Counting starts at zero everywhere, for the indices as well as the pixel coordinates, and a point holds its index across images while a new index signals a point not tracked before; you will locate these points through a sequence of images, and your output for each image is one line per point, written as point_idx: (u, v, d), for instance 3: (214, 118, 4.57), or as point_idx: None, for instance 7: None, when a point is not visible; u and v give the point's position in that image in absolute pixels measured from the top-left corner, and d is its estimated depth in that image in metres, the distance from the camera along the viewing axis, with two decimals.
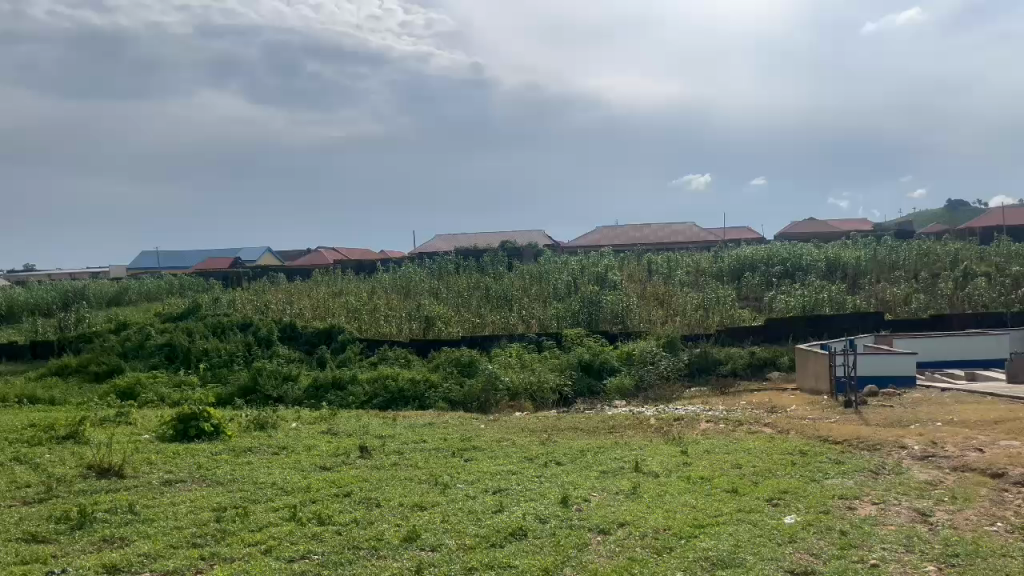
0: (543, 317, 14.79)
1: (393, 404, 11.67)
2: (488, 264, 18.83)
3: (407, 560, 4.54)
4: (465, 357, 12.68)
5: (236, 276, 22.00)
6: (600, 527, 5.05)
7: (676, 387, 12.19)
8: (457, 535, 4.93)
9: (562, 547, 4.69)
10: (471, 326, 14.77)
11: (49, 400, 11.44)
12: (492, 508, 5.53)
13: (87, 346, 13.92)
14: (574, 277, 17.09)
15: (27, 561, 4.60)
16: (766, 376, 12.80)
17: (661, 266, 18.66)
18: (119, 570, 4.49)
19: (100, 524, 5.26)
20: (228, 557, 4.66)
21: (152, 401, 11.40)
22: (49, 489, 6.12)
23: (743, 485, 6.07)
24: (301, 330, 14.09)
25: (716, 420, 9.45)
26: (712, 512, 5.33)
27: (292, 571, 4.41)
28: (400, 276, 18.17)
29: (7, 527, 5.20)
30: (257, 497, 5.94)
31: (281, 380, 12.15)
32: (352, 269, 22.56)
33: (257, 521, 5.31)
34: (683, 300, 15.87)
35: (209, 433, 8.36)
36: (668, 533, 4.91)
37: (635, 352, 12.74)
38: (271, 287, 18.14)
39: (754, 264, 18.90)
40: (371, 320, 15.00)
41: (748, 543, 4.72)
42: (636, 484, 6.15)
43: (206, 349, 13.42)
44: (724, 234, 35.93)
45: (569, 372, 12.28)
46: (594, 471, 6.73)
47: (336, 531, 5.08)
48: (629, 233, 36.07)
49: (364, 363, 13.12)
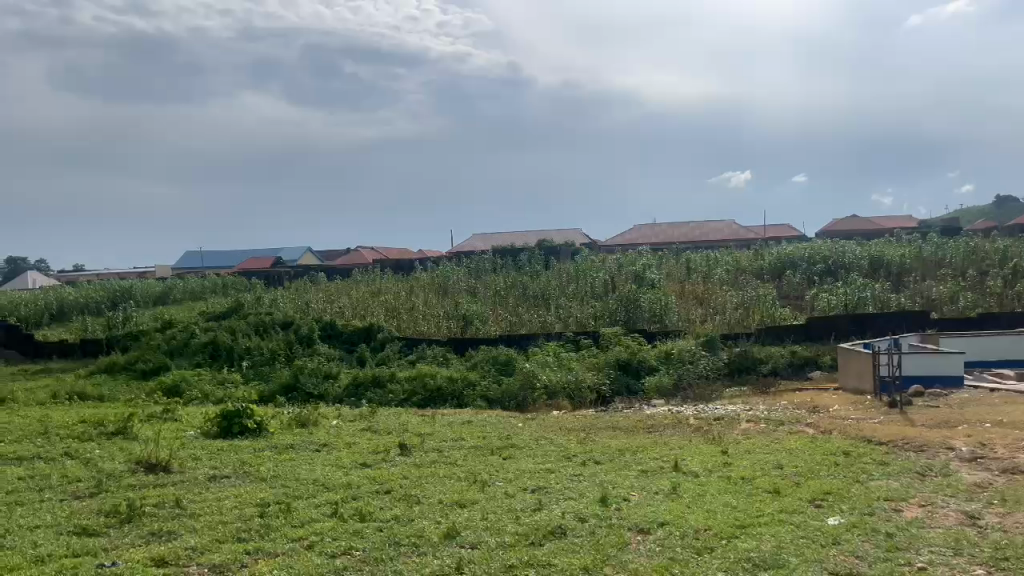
0: (581, 317, 14.73)
1: (431, 403, 11.74)
2: (526, 263, 18.80)
3: (448, 557, 4.56)
4: (503, 356, 12.71)
5: (276, 277, 22.26)
6: (640, 527, 5.03)
7: (715, 386, 12.07)
8: (496, 533, 4.95)
9: (601, 547, 4.68)
10: (509, 325, 14.77)
11: (97, 397, 11.73)
12: (531, 506, 5.53)
13: (134, 343, 14.25)
14: (612, 275, 16.98)
15: (77, 554, 4.72)
16: (808, 375, 12.60)
17: (700, 265, 18.46)
18: (167, 563, 4.60)
19: (148, 519, 5.38)
20: (272, 552, 4.74)
21: (196, 399, 11.62)
22: (99, 484, 6.28)
23: (786, 485, 6.00)
24: (341, 329, 14.24)
25: (756, 420, 9.32)
26: (754, 513, 5.27)
27: (335, 567, 4.45)
28: (438, 275, 18.23)
29: (59, 521, 5.34)
30: (301, 492, 6.03)
31: (321, 378, 12.31)
32: (391, 269, 22.73)
33: (299, 516, 5.38)
34: (722, 300, 15.68)
35: (252, 430, 8.52)
36: (708, 534, 4.87)
37: (674, 352, 12.64)
38: (311, 287, 18.36)
39: (795, 262, 18.60)
40: (409, 320, 15.09)
41: (792, 544, 4.66)
42: (677, 484, 6.11)
43: (249, 348, 13.63)
44: (765, 232, 35.44)
45: (607, 372, 12.22)
46: (634, 471, 6.69)
47: (377, 528, 5.13)
48: (666, 232, 35.78)
49: (403, 362, 13.19)
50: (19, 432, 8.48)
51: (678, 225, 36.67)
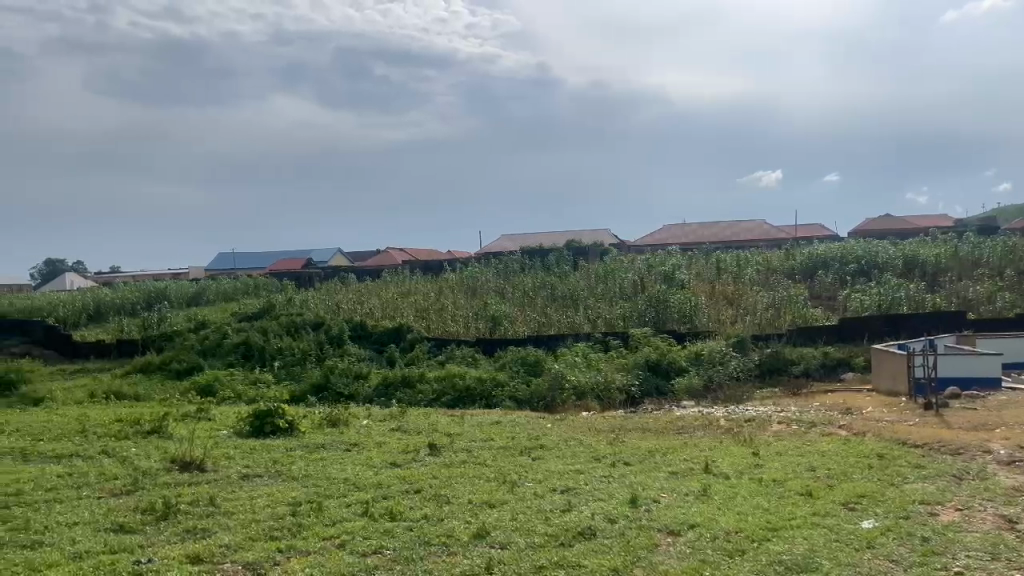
0: (610, 317, 14.69)
1: (460, 403, 11.78)
2: (554, 264, 18.79)
3: (477, 557, 4.58)
4: (531, 357, 12.72)
5: (307, 278, 22.40)
6: (670, 528, 5.01)
7: (746, 387, 11.96)
8: (526, 534, 4.96)
9: (632, 548, 4.67)
10: (537, 325, 14.77)
11: (133, 396, 11.94)
12: (560, 507, 5.53)
13: (169, 344, 14.48)
14: (641, 276, 16.91)
15: (115, 551, 4.82)
16: (840, 377, 12.45)
17: (730, 265, 18.32)
18: (201, 560, 4.67)
19: (183, 516, 5.47)
20: (304, 550, 4.79)
21: (229, 398, 11.79)
22: (135, 481, 6.39)
23: (819, 488, 5.93)
24: (370, 330, 14.35)
25: (788, 421, 9.24)
26: (786, 515, 5.23)
27: (366, 566, 4.49)
28: (466, 276, 18.29)
29: (97, 518, 5.44)
30: (332, 492, 6.09)
31: (351, 378, 12.41)
32: (421, 270, 22.86)
33: (331, 515, 5.43)
34: (752, 300, 15.53)
35: (283, 430, 8.62)
36: (740, 536, 4.84)
37: (704, 352, 12.56)
38: (341, 287, 18.52)
39: (827, 262, 18.37)
40: (438, 320, 15.16)
41: (826, 547, 4.61)
42: (707, 486, 6.07)
43: (280, 348, 13.79)
44: (796, 232, 35.06)
45: (636, 372, 12.17)
46: (663, 472, 6.66)
47: (407, 528, 5.16)
48: (696, 232, 35.55)
49: (432, 363, 13.25)
50: (58, 430, 8.67)
51: (708, 225, 36.39)
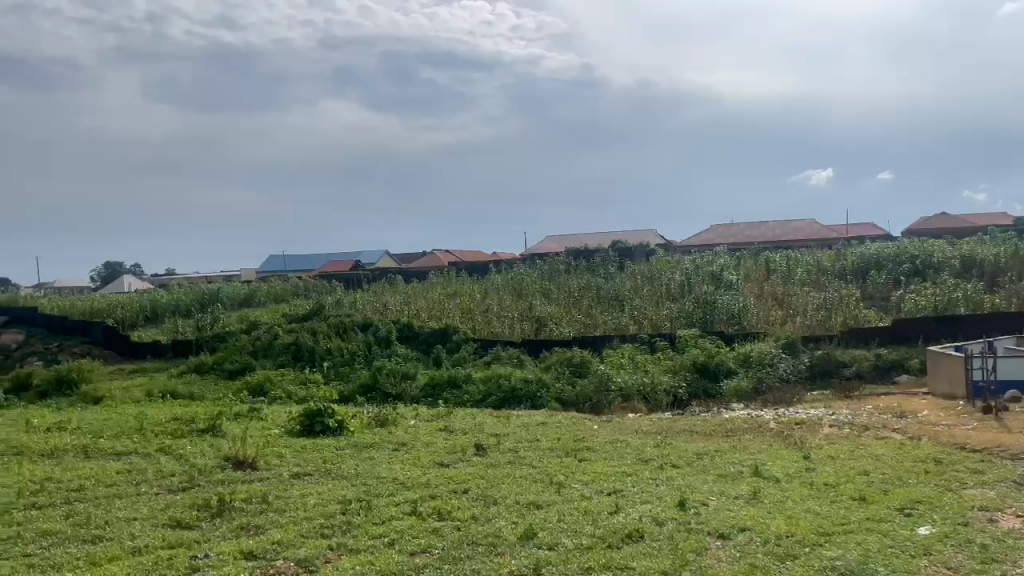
0: (656, 318, 14.59)
1: (506, 403, 11.82)
2: (600, 265, 18.73)
3: (525, 558, 4.59)
4: (577, 357, 12.70)
5: (355, 280, 22.67)
6: (719, 532, 4.96)
7: (797, 389, 11.74)
8: (574, 535, 4.96)
9: (681, 551, 4.64)
10: (583, 326, 14.73)
11: (187, 395, 12.24)
12: (607, 509, 5.51)
13: (222, 345, 14.82)
14: (688, 276, 16.75)
15: (173, 546, 4.95)
16: (894, 380, 12.15)
17: (780, 265, 18.05)
18: (255, 556, 4.76)
19: (237, 513, 5.60)
20: (354, 548, 4.86)
21: (280, 398, 12.01)
22: (191, 479, 6.55)
23: (873, 493, 5.80)
24: (418, 330, 14.48)
25: (840, 425, 9.06)
26: (839, 520, 5.13)
27: (415, 564, 4.54)
28: (512, 277, 18.36)
29: (154, 513, 5.60)
30: (380, 490, 6.16)
31: (399, 378, 12.53)
32: (466, 271, 23.03)
33: (381, 514, 5.50)
34: (802, 300, 15.26)
35: (333, 429, 8.75)
36: (791, 540, 4.77)
37: (753, 354, 12.39)
38: (389, 288, 18.73)
39: (881, 262, 17.96)
40: (484, 320, 15.25)
41: (880, 553, 4.52)
42: (757, 489, 5.99)
43: (330, 348, 14.01)
44: (848, 232, 34.38)
45: (683, 374, 12.07)
46: (713, 475, 6.60)
47: (455, 527, 5.19)
48: (743, 232, 35.13)
49: (478, 363, 13.32)
50: (118, 428, 8.93)
51: (756, 225, 35.86)
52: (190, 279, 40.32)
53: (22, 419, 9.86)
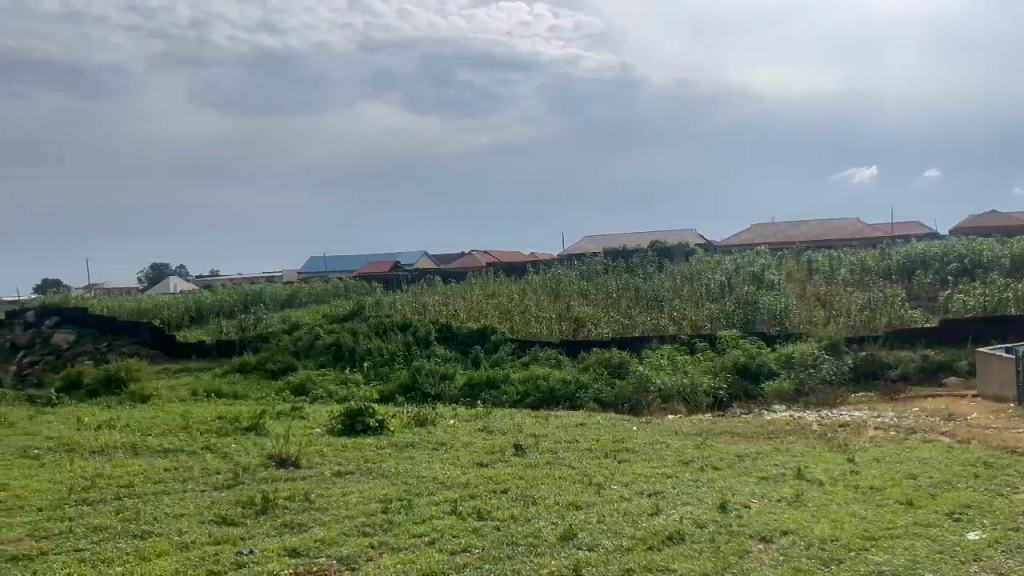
0: (696, 318, 14.47)
1: (545, 403, 11.83)
2: (639, 265, 18.63)
3: (566, 558, 4.59)
4: (616, 358, 12.66)
5: (394, 280, 22.87)
6: (762, 535, 4.91)
7: (840, 390, 11.54)
8: (614, 536, 4.94)
9: (723, 554, 4.60)
10: (622, 327, 14.66)
11: (232, 394, 12.47)
12: (647, 511, 5.48)
13: (264, 345, 15.05)
14: (729, 276, 16.58)
15: (219, 542, 5.04)
16: (942, 381, 11.87)
17: (822, 265, 17.77)
18: (298, 553, 4.83)
19: (280, 510, 5.68)
20: (395, 547, 4.90)
21: (321, 398, 12.15)
22: (235, 477, 6.67)
23: (920, 497, 5.68)
24: (456, 331, 14.54)
25: (886, 427, 8.89)
26: (885, 524, 5.04)
27: (456, 564, 4.57)
28: (550, 277, 18.38)
29: (201, 510, 5.71)
30: (421, 489, 6.21)
31: (438, 378, 12.61)
32: (504, 271, 23.11)
33: (422, 513, 5.54)
34: (846, 301, 15.01)
35: (373, 428, 8.83)
36: (836, 545, 4.70)
37: (795, 355, 12.22)
38: (428, 288, 18.87)
39: (927, 262, 17.58)
40: (523, 321, 15.28)
41: (928, 559, 4.44)
42: (800, 492, 5.92)
43: (370, 348, 14.15)
44: (892, 231, 33.71)
45: (724, 375, 11.95)
46: (754, 477, 6.53)
47: (495, 527, 5.21)
48: (784, 232, 34.69)
49: (517, 363, 13.33)
50: (165, 426, 9.13)
51: (798, 224, 35.30)
52: (233, 278, 42.80)
53: (74, 417, 10.13)
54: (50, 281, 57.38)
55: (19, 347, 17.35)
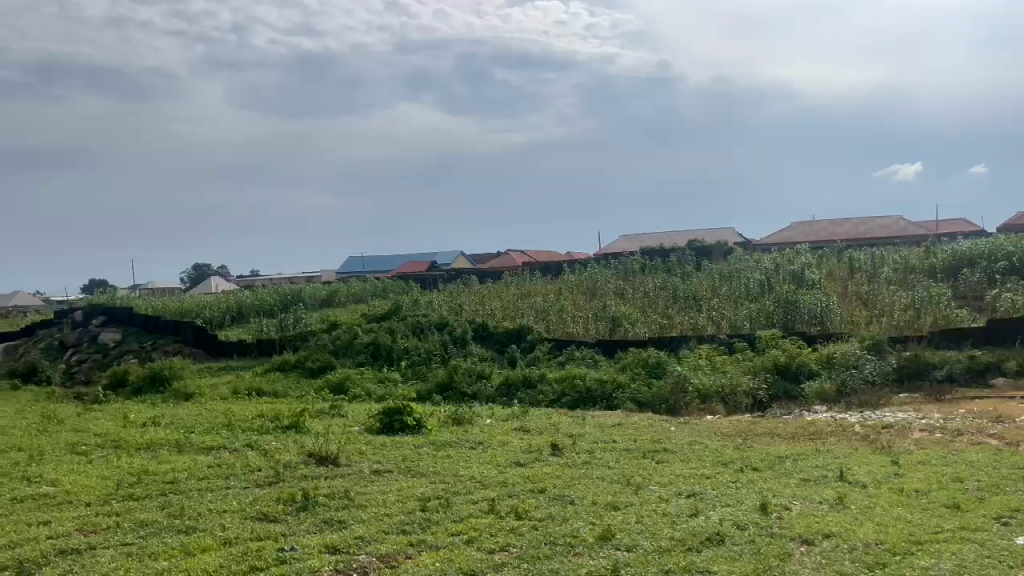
0: (734, 318, 14.32)
1: (581, 403, 11.80)
2: (676, 264, 18.47)
3: (604, 559, 4.57)
4: (653, 358, 12.57)
5: (432, 279, 23.00)
6: (804, 537, 4.84)
7: (883, 391, 11.32)
8: (652, 537, 4.91)
9: (764, 556, 4.55)
10: (659, 326, 14.55)
11: (272, 392, 12.64)
12: (686, 512, 5.44)
13: (304, 344, 15.24)
14: (768, 275, 16.37)
15: (261, 538, 5.12)
16: (989, 382, 11.57)
17: (864, 263, 17.47)
18: (338, 550, 4.88)
19: (320, 507, 5.75)
20: (434, 545, 4.92)
21: (359, 396, 12.28)
22: (277, 474, 6.77)
23: (967, 500, 5.56)
24: (492, 330, 14.57)
25: (931, 430, 8.69)
26: (931, 528, 4.94)
27: (493, 563, 4.58)
28: (586, 276, 18.32)
29: (243, 506, 5.80)
30: (458, 488, 6.23)
31: (475, 378, 12.65)
32: (540, 270, 23.13)
33: (459, 511, 5.57)
34: (889, 300, 14.71)
35: (411, 427, 8.90)
36: (880, 548, 4.62)
37: (837, 355, 12.04)
38: (465, 288, 18.95)
39: (974, 260, 17.17)
40: (559, 320, 15.25)
41: (976, 564, 4.33)
42: (843, 494, 5.82)
43: (407, 348, 14.23)
44: (938, 229, 33.01)
45: (763, 375, 11.81)
46: (795, 479, 6.44)
47: (532, 527, 5.20)
48: (826, 230, 34.17)
49: (553, 363, 13.31)
50: (208, 423, 9.30)
51: (839, 222, 34.70)
52: (272, 278, 43.47)
53: (120, 414, 10.38)
54: (96, 281, 58.91)
55: (67, 346, 17.81)
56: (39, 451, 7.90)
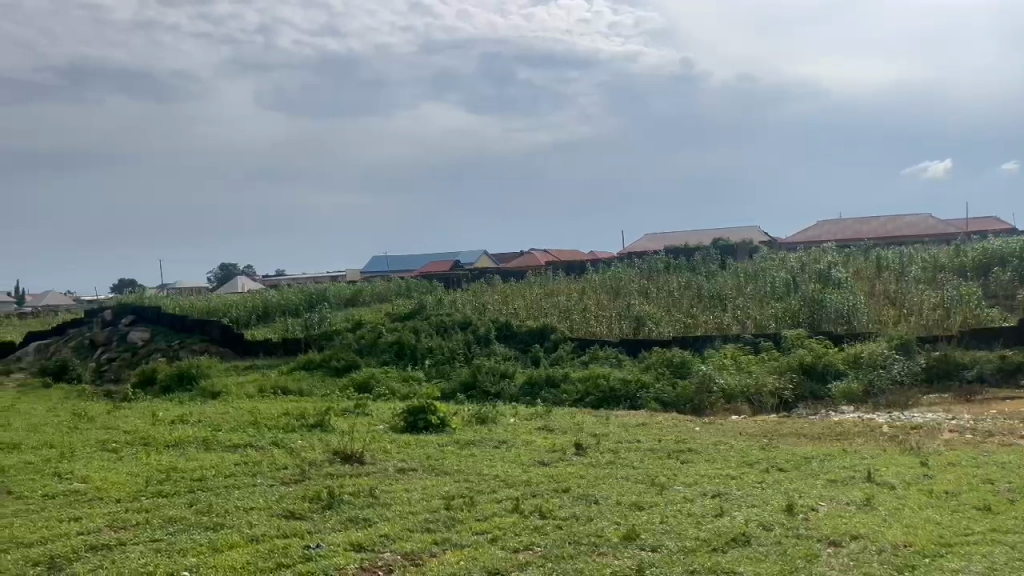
0: (760, 317, 14.22)
1: (605, 403, 11.77)
2: (701, 263, 18.36)
3: (629, 559, 4.55)
4: (678, 357, 12.49)
5: (455, 279, 23.07)
6: (831, 539, 4.80)
7: (912, 391, 11.17)
8: (677, 537, 4.89)
9: (790, 557, 4.51)
10: (684, 326, 14.47)
11: (297, 391, 12.74)
12: (711, 512, 5.41)
13: (329, 342, 15.36)
14: (794, 274, 16.23)
15: (287, 535, 5.16)
16: (1021, 383, 11.38)
17: (893, 261, 17.26)
18: (364, 548, 4.91)
19: (346, 505, 5.79)
20: (458, 543, 4.94)
21: (384, 395, 12.35)
22: (303, 472, 6.83)
23: (998, 502, 5.47)
24: (516, 330, 14.57)
25: (961, 430, 8.57)
26: (962, 530, 4.88)
27: (517, 561, 4.58)
28: (610, 275, 18.26)
29: (270, 504, 5.86)
30: (482, 487, 6.24)
31: (498, 377, 12.66)
32: (564, 269, 23.10)
33: (483, 509, 5.59)
34: (918, 299, 14.51)
35: (436, 426, 8.93)
36: (909, 550, 4.57)
37: (864, 354, 11.91)
38: (489, 287, 18.97)
39: (1006, 258, 16.88)
40: (583, 319, 15.22)
41: (1008, 566, 4.27)
42: (872, 495, 5.76)
43: (431, 347, 14.28)
44: (968, 227, 32.52)
45: (789, 375, 11.71)
46: (822, 480, 6.38)
47: (556, 526, 5.20)
48: (853, 229, 33.78)
49: (576, 363, 13.27)
50: (235, 421, 9.39)
51: (867, 221, 34.29)
52: (297, 278, 43.82)
53: (149, 412, 10.51)
54: (125, 281, 59.75)
55: (98, 344, 18.08)
56: (70, 448, 8.02)
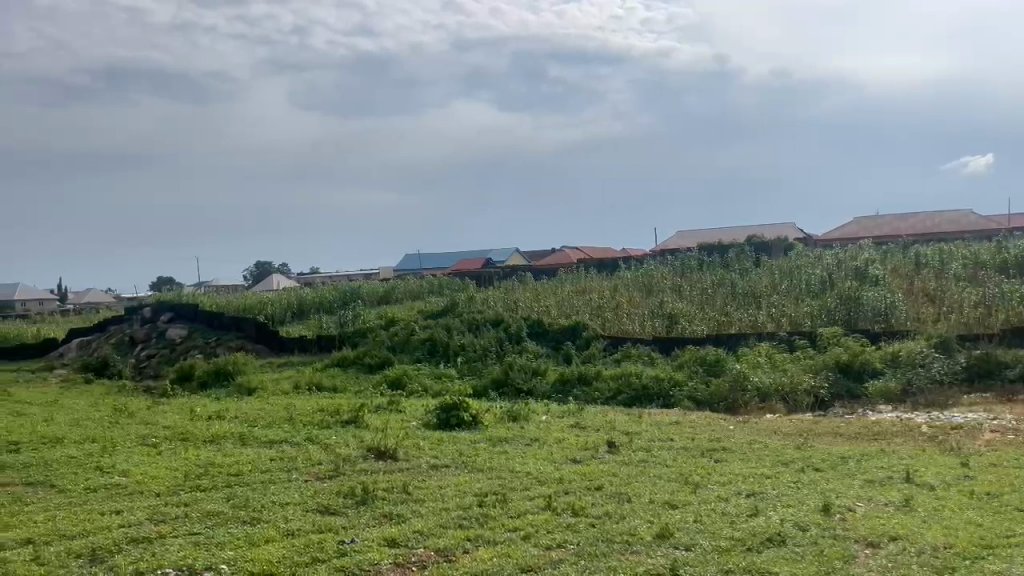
0: (795, 316, 14.05)
1: (637, 401, 11.72)
2: (735, 260, 18.16)
3: (662, 558, 4.53)
4: (711, 356, 12.39)
5: (487, 276, 23.06)
6: (869, 540, 4.73)
7: (951, 391, 10.96)
8: (711, 536, 4.85)
9: (826, 558, 4.46)
10: (717, 323, 14.36)
11: (331, 387, 12.88)
12: (745, 511, 5.36)
13: (363, 340, 15.51)
14: (829, 271, 16.00)
15: (322, 530, 5.21)
16: None
17: (932, 259, 16.93)
18: (397, 543, 4.95)
19: (379, 501, 5.84)
20: (491, 540, 4.95)
21: (417, 392, 12.43)
22: (337, 467, 6.90)
23: None
24: (548, 328, 14.57)
25: (1003, 430, 8.39)
26: (1004, 532, 4.78)
27: (550, 559, 4.58)
28: (642, 273, 18.17)
29: (305, 499, 5.93)
30: (514, 484, 6.25)
31: (530, 374, 12.66)
32: (596, 267, 22.94)
33: (515, 507, 5.59)
34: (957, 297, 14.23)
35: (468, 423, 8.94)
36: (949, 552, 4.48)
37: (902, 353, 11.73)
38: (521, 285, 18.97)
39: None
40: (614, 317, 15.17)
41: None
42: (910, 496, 5.66)
43: (463, 344, 14.32)
44: (1011, 223, 31.80)
45: (825, 373, 11.55)
46: (859, 480, 6.29)
47: (589, 524, 5.19)
48: (891, 225, 33.21)
49: (608, 361, 13.23)
50: (270, 417, 9.52)
51: (905, 218, 33.69)
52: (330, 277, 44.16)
53: (188, 408, 10.70)
54: (163, 279, 60.79)
55: (137, 342, 18.44)
56: (112, 443, 8.19)
